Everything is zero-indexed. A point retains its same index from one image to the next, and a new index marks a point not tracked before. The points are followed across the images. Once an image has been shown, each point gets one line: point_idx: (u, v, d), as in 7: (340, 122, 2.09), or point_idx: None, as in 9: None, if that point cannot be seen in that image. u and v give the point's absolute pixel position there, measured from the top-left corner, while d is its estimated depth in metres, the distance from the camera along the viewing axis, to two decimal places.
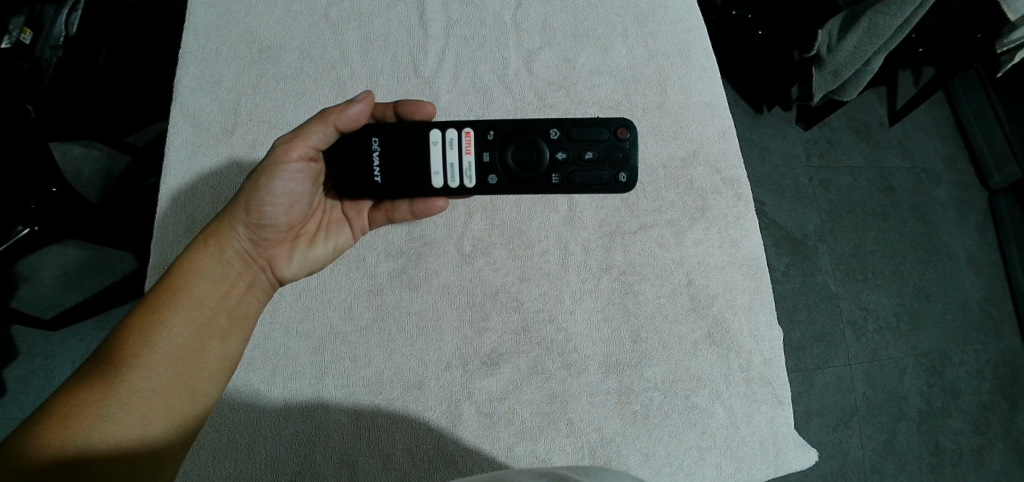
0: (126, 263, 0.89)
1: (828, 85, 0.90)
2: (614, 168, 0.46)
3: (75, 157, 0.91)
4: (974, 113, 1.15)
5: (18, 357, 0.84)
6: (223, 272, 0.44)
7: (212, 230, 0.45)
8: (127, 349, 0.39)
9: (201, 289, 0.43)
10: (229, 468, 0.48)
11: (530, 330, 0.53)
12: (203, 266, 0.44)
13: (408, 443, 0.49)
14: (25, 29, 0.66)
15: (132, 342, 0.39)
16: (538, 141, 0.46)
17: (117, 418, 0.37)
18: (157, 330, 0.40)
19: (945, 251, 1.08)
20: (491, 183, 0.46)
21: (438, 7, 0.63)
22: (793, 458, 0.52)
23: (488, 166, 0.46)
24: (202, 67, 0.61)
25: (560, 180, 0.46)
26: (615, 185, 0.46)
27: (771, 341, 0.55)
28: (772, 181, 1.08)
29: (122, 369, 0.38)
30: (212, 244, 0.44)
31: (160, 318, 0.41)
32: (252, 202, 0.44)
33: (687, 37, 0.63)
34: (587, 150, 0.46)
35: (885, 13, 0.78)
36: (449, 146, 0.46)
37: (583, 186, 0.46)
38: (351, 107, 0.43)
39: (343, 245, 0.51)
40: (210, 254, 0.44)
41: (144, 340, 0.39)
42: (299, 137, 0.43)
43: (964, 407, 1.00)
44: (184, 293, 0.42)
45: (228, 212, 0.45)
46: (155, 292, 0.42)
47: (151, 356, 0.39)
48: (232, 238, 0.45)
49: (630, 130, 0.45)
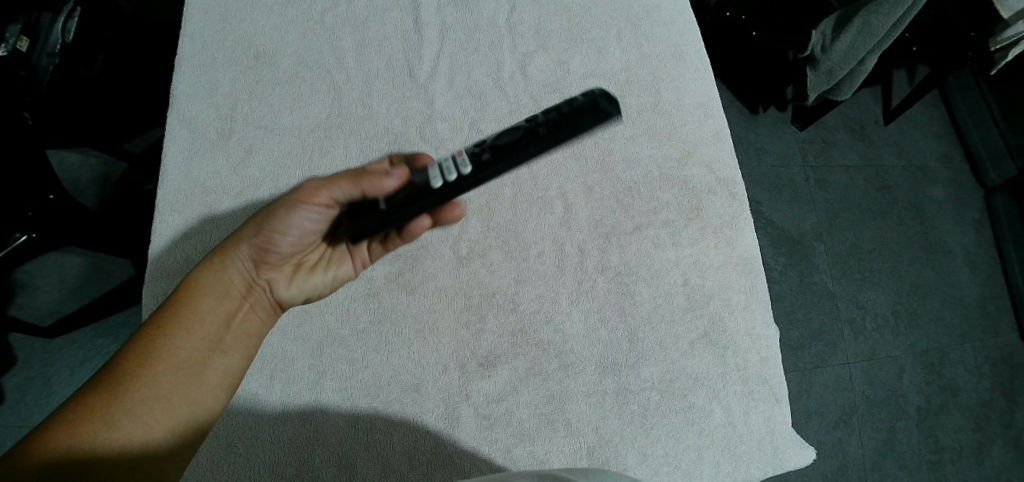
0: (124, 270, 0.90)
1: (822, 85, 0.92)
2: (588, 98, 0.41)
3: (72, 164, 0.92)
4: (969, 111, 1.16)
5: (16, 364, 0.84)
6: (228, 290, 0.44)
7: (220, 247, 0.45)
8: (131, 357, 0.40)
9: (209, 304, 0.43)
10: (227, 472, 0.48)
11: (527, 332, 0.53)
12: (208, 282, 0.44)
13: (407, 446, 0.49)
14: (22, 37, 0.66)
15: (137, 350, 0.40)
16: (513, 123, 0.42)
17: (119, 424, 0.37)
18: (162, 341, 0.41)
19: (942, 249, 1.09)
20: (484, 160, 0.40)
21: (433, 12, 0.63)
22: (791, 456, 0.53)
23: (479, 150, 0.41)
24: (198, 73, 0.61)
25: (547, 127, 0.40)
26: (607, 120, 0.40)
27: (767, 339, 0.55)
28: (768, 181, 1.09)
29: (126, 376, 0.39)
30: (221, 261, 0.44)
31: (169, 331, 0.41)
32: (264, 227, 0.44)
33: (681, 39, 0.64)
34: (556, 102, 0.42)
35: (878, 13, 0.78)
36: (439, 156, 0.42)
37: (577, 128, 0.40)
38: (386, 179, 0.42)
39: (344, 275, 0.51)
40: (215, 270, 0.44)
41: (148, 350, 0.40)
42: (327, 185, 0.43)
43: (963, 404, 1.00)
44: (194, 308, 0.43)
45: (239, 233, 0.45)
46: (165, 304, 0.43)
47: (155, 366, 0.40)
48: (240, 261, 0.45)
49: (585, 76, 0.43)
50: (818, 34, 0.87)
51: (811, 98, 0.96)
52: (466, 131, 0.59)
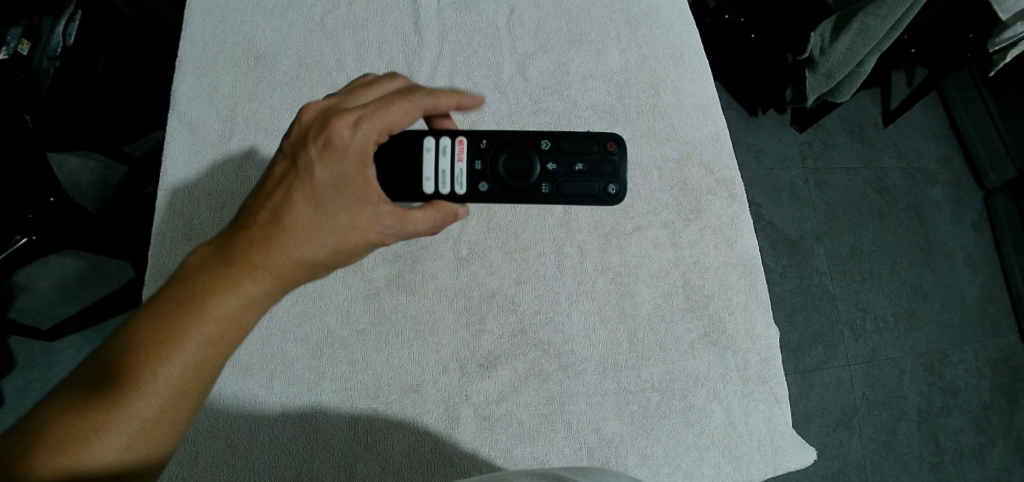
0: (124, 273, 0.89)
1: (821, 87, 0.92)
2: (604, 180, 0.47)
3: (73, 167, 0.92)
4: (968, 113, 1.16)
5: (16, 366, 0.84)
6: (262, 311, 0.38)
7: (277, 271, 0.37)
8: (154, 390, 0.33)
9: (228, 336, 0.36)
10: (226, 472, 0.48)
11: (527, 332, 0.53)
12: (250, 307, 0.37)
13: (406, 447, 0.49)
14: (22, 40, 0.66)
15: (160, 382, 0.33)
16: (529, 153, 0.47)
17: (135, 466, 0.32)
18: (192, 372, 0.34)
19: (941, 251, 1.09)
20: (481, 191, 0.47)
21: (432, 14, 0.64)
22: (792, 457, 0.52)
23: (480, 174, 0.47)
24: (199, 76, 0.61)
25: (550, 190, 0.47)
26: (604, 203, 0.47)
27: (768, 340, 0.55)
28: (767, 183, 1.09)
29: (147, 412, 0.32)
30: (254, 284, 0.37)
31: (176, 372, 0.33)
32: (337, 262, 0.39)
33: (680, 40, 0.64)
34: (576, 162, 0.47)
35: (875, 14, 0.78)
36: (442, 153, 0.47)
37: (575, 198, 0.47)
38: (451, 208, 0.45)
39: None
40: (261, 296, 0.37)
41: (173, 382, 0.33)
42: (399, 229, 0.40)
43: (964, 406, 1.00)
44: (212, 343, 0.35)
45: (303, 260, 0.38)
46: (166, 327, 0.34)
47: (181, 402, 0.34)
48: (278, 285, 0.37)
49: (620, 145, 0.47)
50: (816, 35, 0.87)
51: (810, 100, 0.96)
52: None
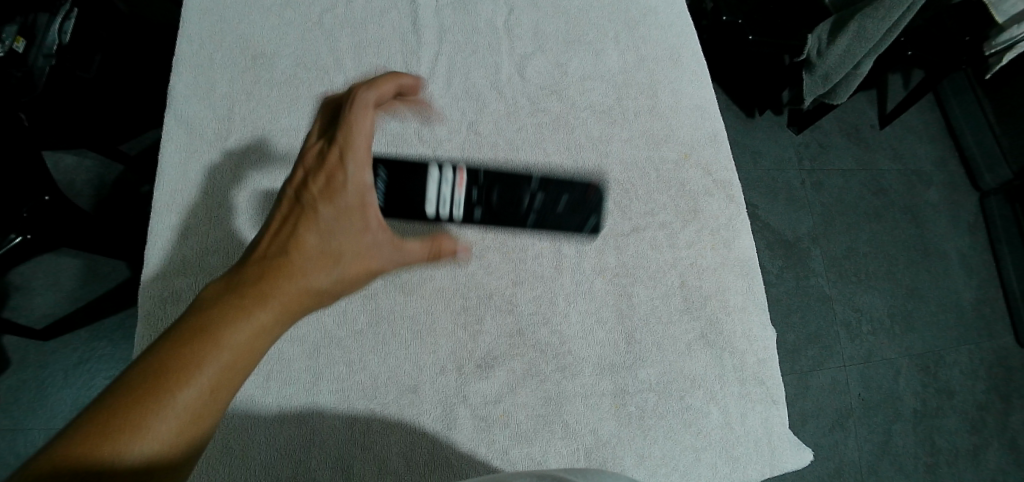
0: (120, 272, 0.89)
1: (818, 88, 0.92)
2: (582, 216, 0.52)
3: (67, 166, 0.91)
4: (963, 116, 1.17)
5: (8, 366, 0.83)
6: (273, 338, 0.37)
7: (290, 298, 0.37)
8: (176, 407, 0.31)
9: (237, 367, 0.34)
10: (222, 473, 0.47)
11: (524, 333, 0.53)
12: (266, 330, 0.36)
13: (404, 447, 0.49)
14: (18, 38, 0.65)
15: (183, 397, 0.32)
16: (523, 188, 0.49)
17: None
18: (213, 390, 0.33)
19: (937, 252, 1.09)
20: (475, 217, 0.50)
21: (430, 14, 0.64)
22: (788, 457, 0.53)
23: (476, 203, 0.49)
24: (195, 75, 0.61)
25: (535, 221, 0.51)
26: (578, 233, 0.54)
27: (764, 341, 0.55)
28: (764, 184, 1.10)
29: (171, 427, 0.31)
30: (260, 315, 0.36)
31: (189, 400, 0.32)
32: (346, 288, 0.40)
33: (677, 42, 0.64)
34: (562, 198, 0.51)
35: (872, 17, 0.78)
36: (444, 182, 0.47)
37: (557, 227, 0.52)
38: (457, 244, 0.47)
39: None
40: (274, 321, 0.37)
41: (195, 399, 0.32)
42: (395, 259, 0.41)
43: (959, 406, 1.00)
44: (219, 376, 0.33)
45: (314, 286, 0.38)
46: (174, 361, 0.33)
47: (201, 419, 0.32)
48: (284, 316, 0.37)
49: (599, 187, 0.52)
50: (814, 37, 0.88)
51: (807, 101, 0.96)
52: (464, 133, 0.59)
